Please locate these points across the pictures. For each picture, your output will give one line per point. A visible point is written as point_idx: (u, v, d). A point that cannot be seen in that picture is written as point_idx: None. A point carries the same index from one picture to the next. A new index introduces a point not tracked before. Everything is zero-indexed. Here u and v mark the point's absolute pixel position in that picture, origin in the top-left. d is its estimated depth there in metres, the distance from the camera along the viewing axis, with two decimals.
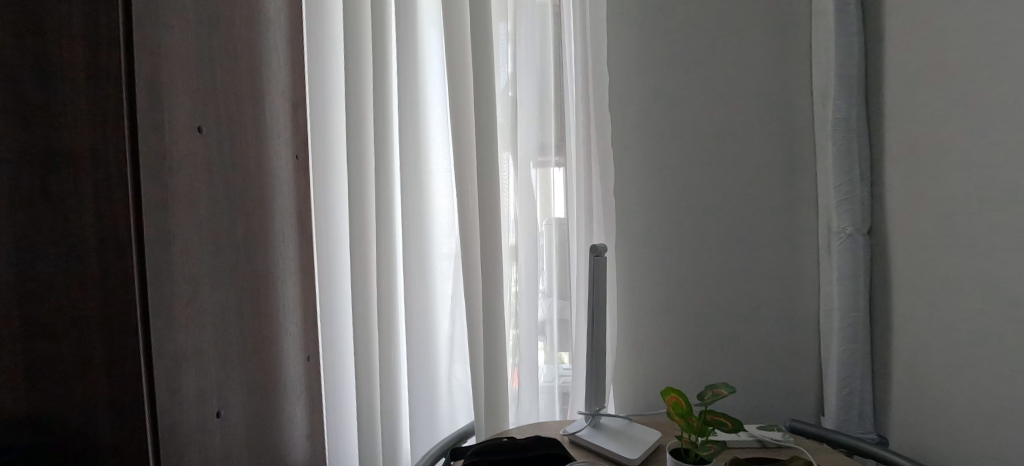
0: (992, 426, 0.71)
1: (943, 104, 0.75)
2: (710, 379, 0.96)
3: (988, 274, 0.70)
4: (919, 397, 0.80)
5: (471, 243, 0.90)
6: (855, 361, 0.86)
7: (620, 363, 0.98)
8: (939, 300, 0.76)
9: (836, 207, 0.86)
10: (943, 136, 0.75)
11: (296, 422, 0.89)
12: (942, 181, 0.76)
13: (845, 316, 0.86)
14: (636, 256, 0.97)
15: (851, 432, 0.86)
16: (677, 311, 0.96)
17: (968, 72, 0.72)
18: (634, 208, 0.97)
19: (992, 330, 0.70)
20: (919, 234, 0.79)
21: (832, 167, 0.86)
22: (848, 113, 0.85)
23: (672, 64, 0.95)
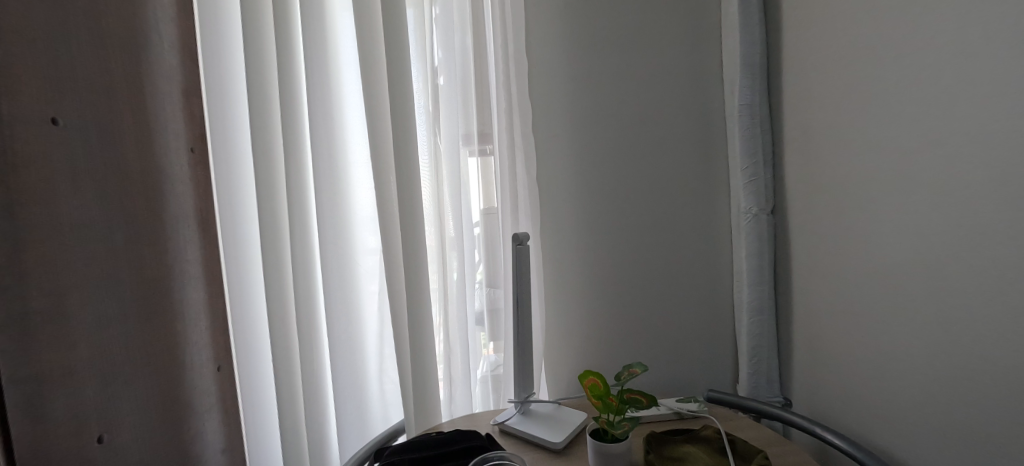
0: (872, 383, 0.79)
1: (835, 91, 0.81)
2: (637, 358, 1.00)
3: (868, 245, 0.78)
4: (817, 361, 0.88)
5: (393, 237, 0.88)
6: (763, 330, 0.93)
7: (552, 349, 1.00)
8: (832, 271, 0.84)
9: (744, 190, 0.92)
10: (833, 121, 0.82)
11: (209, 432, 0.85)
12: (832, 161, 0.82)
13: (754, 290, 0.93)
14: (562, 243, 0.99)
15: (762, 397, 0.94)
16: (603, 294, 0.99)
17: (853, 60, 0.78)
18: (557, 197, 0.98)
19: (875, 297, 0.78)
20: (813, 212, 0.87)
21: (739, 151, 0.91)
22: (752, 100, 0.90)
23: (592, 53, 0.96)
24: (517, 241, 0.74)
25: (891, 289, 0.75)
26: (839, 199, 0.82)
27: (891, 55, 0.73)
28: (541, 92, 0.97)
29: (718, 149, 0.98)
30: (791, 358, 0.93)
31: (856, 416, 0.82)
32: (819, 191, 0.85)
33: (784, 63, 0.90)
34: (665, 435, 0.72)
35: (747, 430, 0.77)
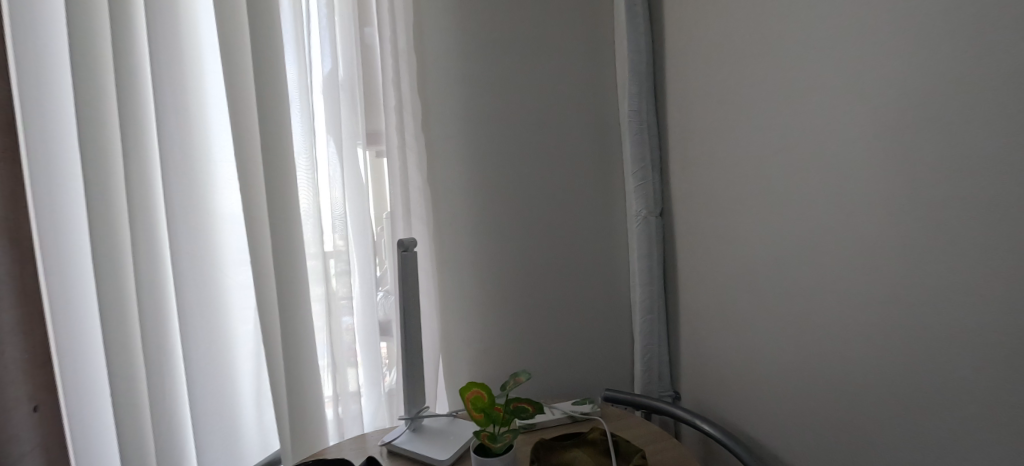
0: (744, 374, 0.83)
1: (712, 97, 0.85)
2: (536, 362, 1.00)
3: (738, 244, 0.83)
4: (701, 355, 0.93)
5: (261, 247, 0.82)
6: (654, 327, 0.97)
7: (449, 355, 0.98)
8: (713, 271, 0.88)
9: (634, 192, 0.95)
10: (711, 125, 0.86)
11: (18, 456, 0.80)
12: (714, 164, 0.86)
13: (646, 289, 0.96)
14: (457, 248, 0.97)
15: (654, 393, 0.98)
16: (501, 298, 0.98)
17: (725, 67, 0.82)
18: (450, 201, 0.96)
19: (746, 294, 0.82)
20: (695, 213, 0.91)
21: (630, 154, 0.94)
22: (640, 105, 0.94)
23: (486, 52, 0.95)
24: (401, 247, 0.71)
25: (757, 287, 0.80)
26: (716, 200, 0.86)
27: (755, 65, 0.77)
28: (434, 92, 0.95)
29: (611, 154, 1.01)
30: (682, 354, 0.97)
31: (732, 409, 0.86)
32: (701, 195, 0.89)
33: (670, 73, 0.94)
34: (553, 442, 0.72)
35: (630, 429, 0.82)
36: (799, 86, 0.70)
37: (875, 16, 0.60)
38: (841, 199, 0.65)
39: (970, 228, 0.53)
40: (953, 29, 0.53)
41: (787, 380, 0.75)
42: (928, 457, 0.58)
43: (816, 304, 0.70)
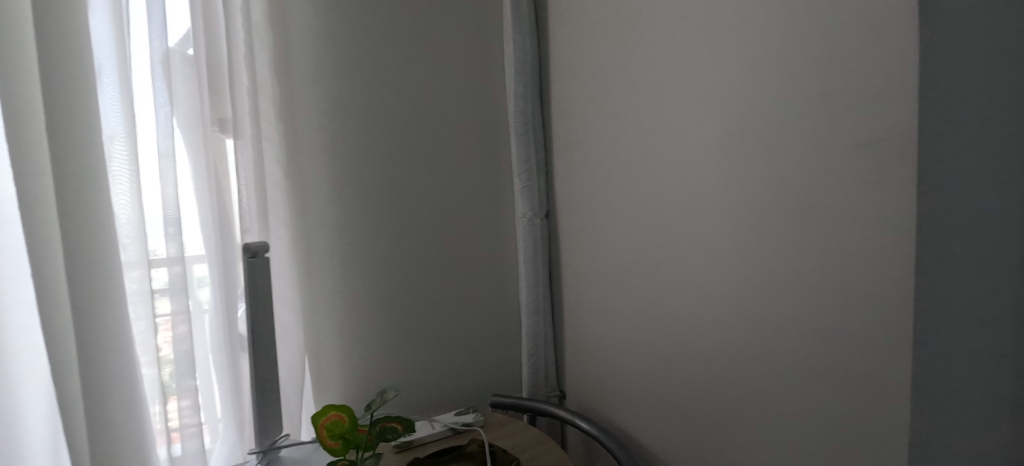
0: (620, 371, 0.97)
1: (583, 114, 1.00)
2: (398, 379, 0.98)
3: (609, 245, 0.96)
4: (580, 347, 1.06)
5: (48, 255, 0.68)
6: (540, 320, 1.07)
7: (321, 368, 0.92)
8: (591, 285, 1.01)
9: (520, 195, 1.04)
10: (585, 139, 0.99)
11: None
12: (591, 175, 0.99)
13: (529, 288, 1.05)
14: (338, 242, 0.92)
15: (542, 393, 1.09)
16: (382, 299, 0.96)
17: (585, 95, 0.99)
18: (332, 194, 0.91)
19: (616, 290, 0.96)
20: (576, 216, 1.03)
21: (517, 155, 1.04)
22: (526, 111, 1.04)
23: (371, 39, 0.94)
24: (248, 253, 0.67)
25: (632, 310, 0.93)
26: (591, 206, 1.00)
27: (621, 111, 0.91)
28: (303, 71, 0.89)
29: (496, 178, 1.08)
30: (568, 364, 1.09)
31: (611, 392, 1.00)
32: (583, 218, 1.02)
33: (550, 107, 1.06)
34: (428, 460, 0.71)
35: (505, 440, 0.85)
36: (648, 111, 0.86)
37: (730, 48, 0.73)
38: (704, 207, 0.79)
39: (790, 253, 0.68)
40: (778, 60, 0.68)
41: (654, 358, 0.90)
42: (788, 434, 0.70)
43: (678, 302, 0.84)
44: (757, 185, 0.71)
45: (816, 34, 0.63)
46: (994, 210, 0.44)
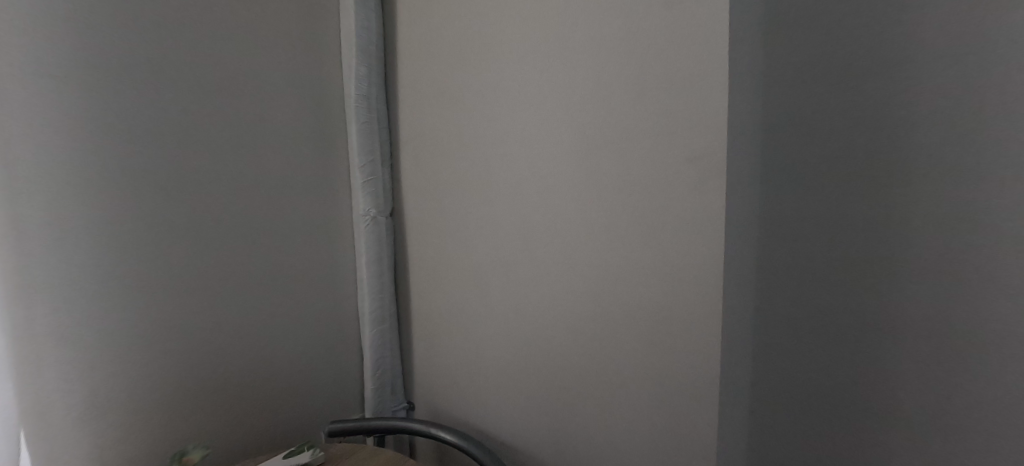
0: (462, 331, 1.31)
1: (428, 116, 1.30)
2: (133, 320, 1.06)
3: (445, 227, 1.30)
4: (434, 309, 1.37)
5: None
6: (384, 286, 1.39)
7: (54, 367, 0.99)
8: (439, 258, 1.33)
9: (364, 189, 1.33)
10: (436, 141, 1.29)
11: None
12: (436, 169, 1.30)
13: (375, 264, 1.36)
14: (77, 238, 0.99)
15: (387, 369, 1.41)
16: (127, 294, 1.05)
17: (437, 104, 1.28)
18: (65, 198, 0.98)
19: (463, 265, 1.28)
20: (422, 205, 1.35)
21: (358, 148, 1.31)
22: (368, 114, 1.32)
23: (135, 47, 1.04)
24: None
25: (463, 257, 1.28)
26: (434, 196, 1.31)
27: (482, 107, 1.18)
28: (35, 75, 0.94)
29: (310, 151, 1.30)
30: (410, 315, 1.44)
31: (459, 378, 1.35)
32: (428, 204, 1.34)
33: (405, 107, 1.35)
34: None
35: None
36: (465, 127, 1.21)
37: (520, 79, 1.09)
38: (512, 200, 1.14)
39: (613, 226, 0.99)
40: (570, 92, 1.02)
41: (519, 356, 1.19)
42: (556, 358, 1.12)
43: (499, 269, 1.20)
44: (591, 163, 1.00)
45: (683, 54, 0.86)
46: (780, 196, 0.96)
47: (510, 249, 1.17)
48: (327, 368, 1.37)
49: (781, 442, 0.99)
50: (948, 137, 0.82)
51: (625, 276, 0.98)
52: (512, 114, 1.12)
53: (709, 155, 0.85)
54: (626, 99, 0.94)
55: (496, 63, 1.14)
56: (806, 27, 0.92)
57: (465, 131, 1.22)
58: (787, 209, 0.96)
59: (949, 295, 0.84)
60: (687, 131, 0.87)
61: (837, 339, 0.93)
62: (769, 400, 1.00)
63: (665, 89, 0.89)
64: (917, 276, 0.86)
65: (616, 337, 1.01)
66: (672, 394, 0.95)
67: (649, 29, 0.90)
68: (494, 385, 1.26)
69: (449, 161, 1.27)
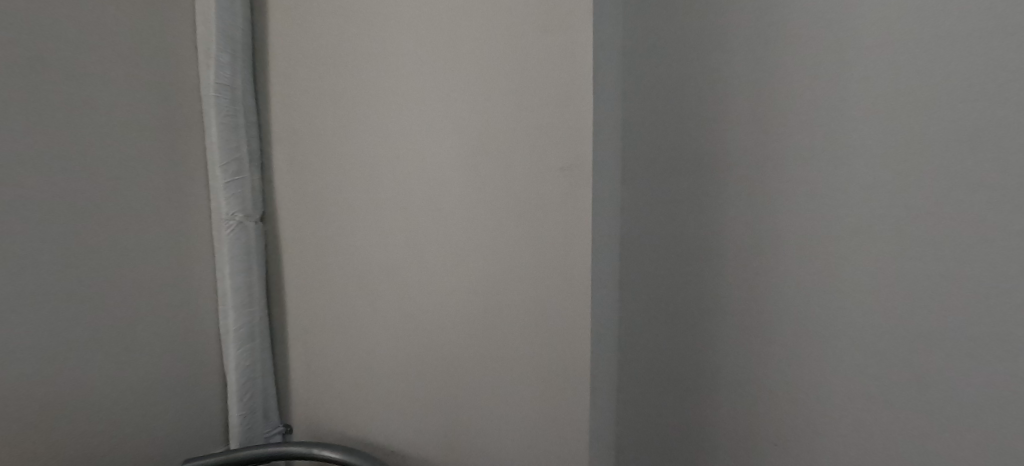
0: (347, 342, 1.23)
1: (305, 112, 1.21)
2: None
3: (328, 231, 1.22)
4: (314, 319, 1.27)
5: None
6: (253, 298, 1.25)
7: None
8: (320, 264, 1.24)
9: (229, 192, 1.18)
10: (316, 139, 1.20)
11: None
12: (317, 169, 1.21)
13: (241, 275, 1.21)
14: None
15: (259, 388, 1.27)
16: None
17: (315, 100, 1.19)
18: None
19: (349, 271, 1.20)
20: (299, 208, 1.25)
21: (219, 144, 1.16)
22: (235, 106, 1.18)
23: None
24: None
25: (346, 263, 1.20)
26: (315, 197, 1.23)
27: (364, 105, 1.12)
28: None
29: (158, 143, 1.13)
30: (284, 328, 1.31)
31: (344, 390, 1.26)
32: (307, 207, 1.24)
33: (277, 102, 1.24)
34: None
35: None
36: (350, 125, 1.15)
37: (405, 78, 1.05)
38: (399, 203, 1.10)
39: (499, 231, 0.97)
40: (456, 93, 0.99)
41: (406, 366, 1.14)
42: (446, 368, 1.08)
43: (386, 275, 1.14)
44: (476, 166, 0.98)
45: (564, 59, 0.87)
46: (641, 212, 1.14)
47: (396, 253, 1.12)
48: (180, 394, 1.18)
49: (637, 419, 1.19)
50: (743, 169, 1.03)
51: (511, 282, 0.96)
52: (395, 115, 1.08)
53: (580, 165, 0.87)
54: (510, 103, 0.93)
55: (379, 59, 1.09)
56: (646, 74, 1.11)
57: (345, 131, 1.15)
58: (635, 224, 1.14)
59: (750, 292, 1.05)
60: (562, 141, 0.88)
61: (674, 330, 1.14)
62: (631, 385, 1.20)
63: (547, 97, 0.89)
64: (730, 277, 1.07)
65: (505, 341, 0.99)
66: (559, 394, 0.95)
67: (532, 33, 0.89)
68: (380, 396, 1.20)
69: (329, 161, 1.19)
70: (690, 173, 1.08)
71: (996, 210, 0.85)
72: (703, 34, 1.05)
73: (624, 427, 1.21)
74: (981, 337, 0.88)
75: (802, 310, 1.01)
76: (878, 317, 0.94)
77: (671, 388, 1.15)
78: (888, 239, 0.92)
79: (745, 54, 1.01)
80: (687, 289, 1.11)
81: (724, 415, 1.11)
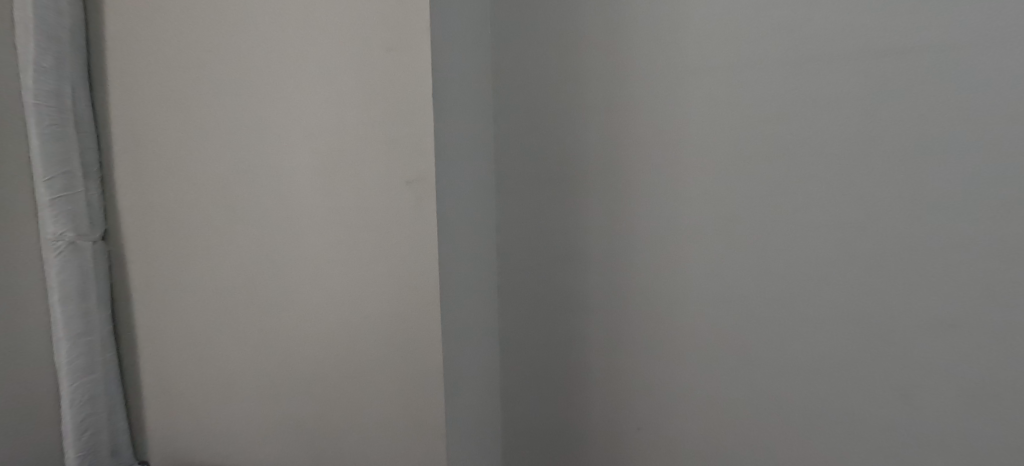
0: (200, 366, 1.16)
1: (148, 120, 1.12)
2: None
3: (178, 248, 1.14)
4: (164, 343, 1.19)
5: None
6: (93, 326, 1.13)
7: None
8: (171, 283, 1.16)
9: (54, 209, 1.06)
10: (162, 150, 1.12)
11: None
12: (163, 182, 1.13)
13: (69, 305, 1.09)
14: None
15: (106, 424, 1.17)
16: None
17: (159, 108, 1.11)
18: None
19: (202, 291, 1.13)
20: (145, 223, 1.16)
21: (44, 156, 1.04)
22: (64, 113, 1.06)
23: None
24: None
25: (195, 281, 1.14)
26: (161, 212, 1.14)
27: (207, 114, 1.07)
28: None
29: None
30: (135, 354, 1.22)
31: (199, 418, 1.18)
32: (150, 223, 1.16)
33: (118, 110, 1.15)
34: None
35: None
36: (198, 137, 1.08)
37: (252, 89, 1.01)
38: (251, 218, 1.05)
39: (352, 245, 0.96)
40: (304, 105, 0.97)
41: (263, 387, 1.09)
42: (303, 387, 1.05)
43: (241, 294, 1.09)
44: (326, 179, 0.97)
45: (408, 79, 0.88)
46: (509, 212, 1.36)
47: (248, 270, 1.07)
48: (4, 434, 1.06)
49: (519, 396, 1.43)
50: (592, 184, 1.28)
51: (366, 295, 0.96)
52: (239, 125, 1.04)
53: (424, 178, 0.89)
54: (354, 119, 0.92)
55: (226, 68, 1.04)
56: (516, 102, 1.32)
57: (194, 142, 1.09)
58: (510, 231, 1.36)
59: (601, 283, 1.31)
60: (407, 154, 0.89)
61: (544, 320, 1.37)
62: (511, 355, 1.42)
63: (393, 112, 0.89)
64: (586, 268, 1.32)
65: (361, 357, 0.98)
66: (414, 405, 0.96)
67: (374, 47, 0.90)
68: (236, 417, 1.14)
69: (172, 173, 1.12)
70: (552, 188, 1.31)
71: (764, 203, 1.15)
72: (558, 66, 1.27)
73: (508, 396, 1.45)
74: (773, 305, 1.18)
75: (643, 291, 1.28)
76: (693, 288, 1.23)
77: (543, 367, 1.39)
78: (713, 237, 1.20)
79: (596, 83, 1.25)
80: (553, 286, 1.35)
81: (584, 386, 1.36)
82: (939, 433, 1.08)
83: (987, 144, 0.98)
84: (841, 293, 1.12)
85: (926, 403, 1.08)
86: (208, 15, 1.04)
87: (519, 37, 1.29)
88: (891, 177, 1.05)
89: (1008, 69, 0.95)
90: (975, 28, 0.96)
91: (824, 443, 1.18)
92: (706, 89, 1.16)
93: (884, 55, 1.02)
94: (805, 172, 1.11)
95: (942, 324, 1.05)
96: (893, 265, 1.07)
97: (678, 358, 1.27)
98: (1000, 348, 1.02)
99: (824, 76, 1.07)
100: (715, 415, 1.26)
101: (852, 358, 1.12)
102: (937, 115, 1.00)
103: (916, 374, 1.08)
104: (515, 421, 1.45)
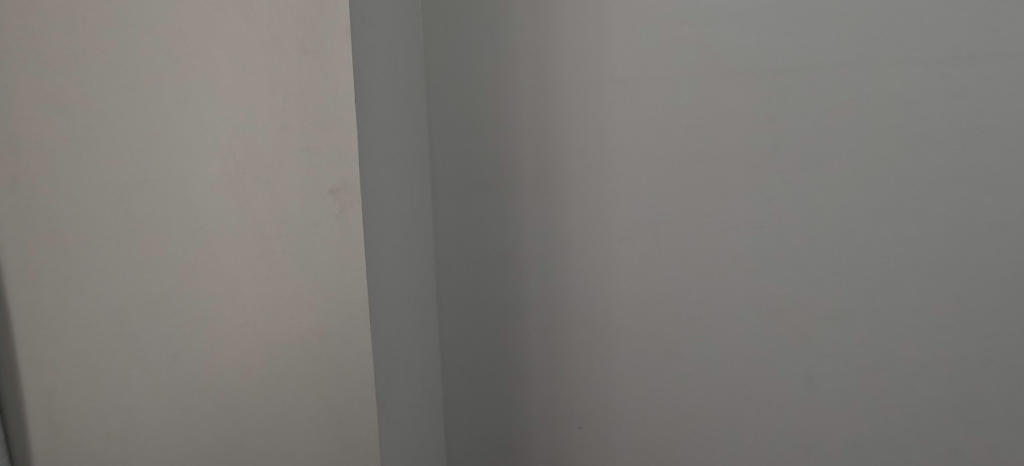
0: (95, 396, 1.03)
1: (18, 120, 0.96)
2: None
3: (62, 270, 1.00)
4: (48, 373, 1.04)
5: None
6: None
7: None
8: (54, 307, 1.01)
9: None
10: (36, 156, 0.96)
11: None
12: (37, 191, 0.98)
13: None
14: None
15: None
16: None
17: (29, 107, 0.95)
18: None
19: (97, 313, 1.00)
20: (17, 239, 1.00)
21: None
22: None
23: None
24: None
25: (88, 307, 1.00)
26: (37, 224, 0.99)
27: (87, 121, 0.94)
28: None
29: None
30: (19, 392, 1.05)
31: (91, 454, 1.05)
32: (25, 241, 1.00)
33: None
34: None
35: None
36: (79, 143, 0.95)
37: (153, 89, 0.91)
38: (155, 231, 0.95)
39: (276, 255, 0.92)
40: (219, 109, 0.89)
41: (174, 409, 1.00)
42: (220, 406, 0.98)
43: (146, 315, 0.98)
44: (244, 185, 0.91)
45: (326, 87, 0.85)
46: (444, 210, 1.32)
47: (151, 290, 0.98)
48: None
49: (459, 398, 1.40)
50: (528, 189, 1.28)
51: (293, 307, 0.93)
52: (131, 135, 0.93)
53: (348, 188, 0.88)
54: (272, 124, 0.88)
55: (118, 64, 0.91)
56: (447, 107, 1.29)
57: (76, 149, 0.95)
58: (447, 238, 1.33)
59: (540, 289, 1.31)
60: (330, 163, 0.87)
61: (485, 330, 1.35)
62: (449, 355, 1.38)
63: (312, 120, 0.86)
64: (523, 265, 1.31)
65: (290, 368, 0.95)
66: (340, 413, 0.94)
67: (291, 49, 0.86)
68: (147, 457, 1.02)
69: (45, 185, 0.97)
70: (488, 193, 1.30)
71: (681, 207, 1.20)
72: (488, 70, 1.25)
73: (449, 399, 1.40)
74: (690, 305, 1.23)
75: (574, 294, 1.29)
76: (618, 291, 1.27)
77: (485, 378, 1.37)
78: (636, 242, 1.24)
79: (521, 86, 1.24)
80: (493, 290, 1.33)
81: (526, 390, 1.36)
82: (830, 414, 1.18)
83: (861, 151, 1.09)
84: (753, 291, 1.19)
85: (824, 391, 1.18)
86: (83, 8, 0.90)
87: (444, 38, 1.26)
88: (788, 183, 1.13)
89: (877, 83, 1.06)
90: (851, 46, 1.06)
91: (731, 429, 1.25)
92: (633, 97, 1.19)
93: (776, 71, 1.11)
94: (716, 178, 1.17)
95: (829, 315, 1.15)
96: (792, 262, 1.16)
97: (608, 355, 1.30)
98: (878, 336, 1.13)
99: (735, 88, 1.13)
100: (641, 410, 1.30)
101: (761, 352, 1.20)
102: (824, 125, 1.09)
103: (815, 365, 1.18)
104: (459, 435, 1.42)
